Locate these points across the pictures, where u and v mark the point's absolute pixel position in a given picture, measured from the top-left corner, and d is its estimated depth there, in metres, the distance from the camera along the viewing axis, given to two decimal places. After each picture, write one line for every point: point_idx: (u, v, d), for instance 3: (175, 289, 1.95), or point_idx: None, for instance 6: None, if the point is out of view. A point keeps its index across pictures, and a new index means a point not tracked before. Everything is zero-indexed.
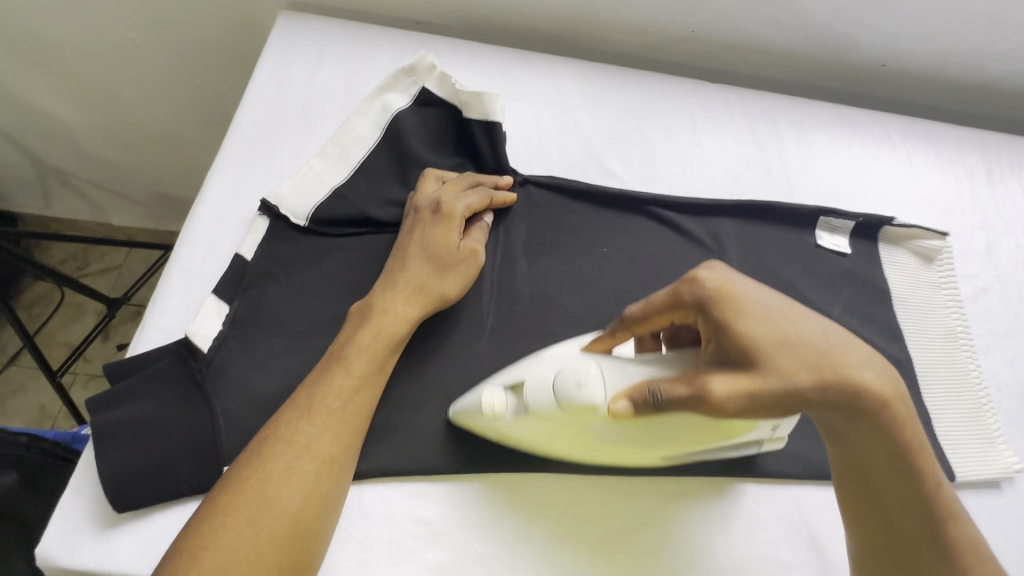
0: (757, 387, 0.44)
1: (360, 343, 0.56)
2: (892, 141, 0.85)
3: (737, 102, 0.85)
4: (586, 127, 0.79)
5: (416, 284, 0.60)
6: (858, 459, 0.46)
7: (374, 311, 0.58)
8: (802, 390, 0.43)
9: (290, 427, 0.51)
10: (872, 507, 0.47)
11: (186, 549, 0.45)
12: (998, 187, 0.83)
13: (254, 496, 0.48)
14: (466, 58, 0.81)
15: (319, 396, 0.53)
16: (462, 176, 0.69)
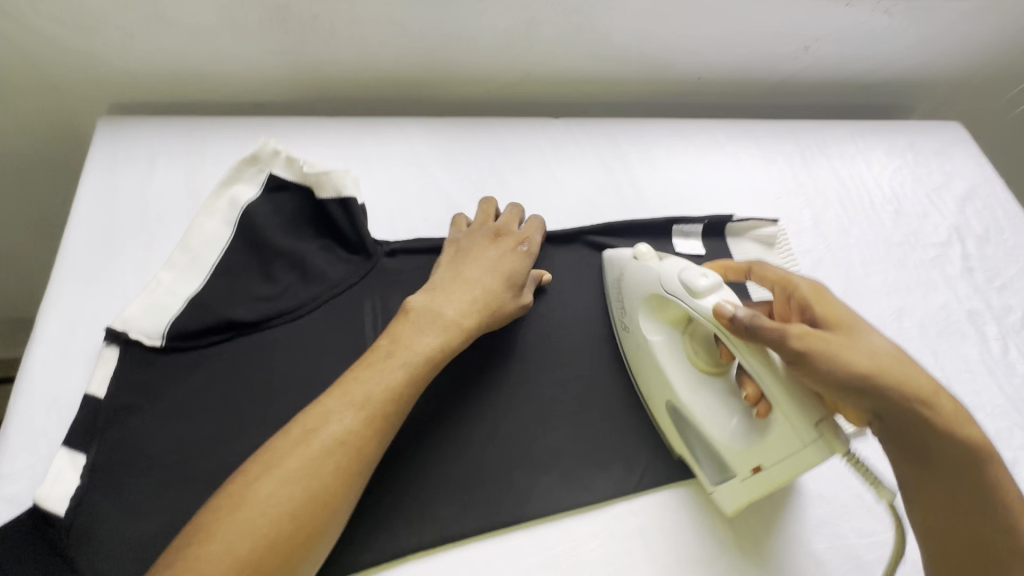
0: (859, 377, 0.50)
1: (426, 345, 0.59)
2: (720, 143, 0.95)
3: (583, 132, 0.91)
4: (446, 183, 0.81)
5: (480, 299, 0.65)
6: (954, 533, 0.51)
7: (442, 315, 0.62)
8: (890, 397, 0.50)
9: (341, 420, 0.52)
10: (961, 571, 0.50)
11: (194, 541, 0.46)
12: (812, 167, 0.96)
13: (275, 497, 0.48)
14: (314, 137, 0.81)
15: (377, 393, 0.55)
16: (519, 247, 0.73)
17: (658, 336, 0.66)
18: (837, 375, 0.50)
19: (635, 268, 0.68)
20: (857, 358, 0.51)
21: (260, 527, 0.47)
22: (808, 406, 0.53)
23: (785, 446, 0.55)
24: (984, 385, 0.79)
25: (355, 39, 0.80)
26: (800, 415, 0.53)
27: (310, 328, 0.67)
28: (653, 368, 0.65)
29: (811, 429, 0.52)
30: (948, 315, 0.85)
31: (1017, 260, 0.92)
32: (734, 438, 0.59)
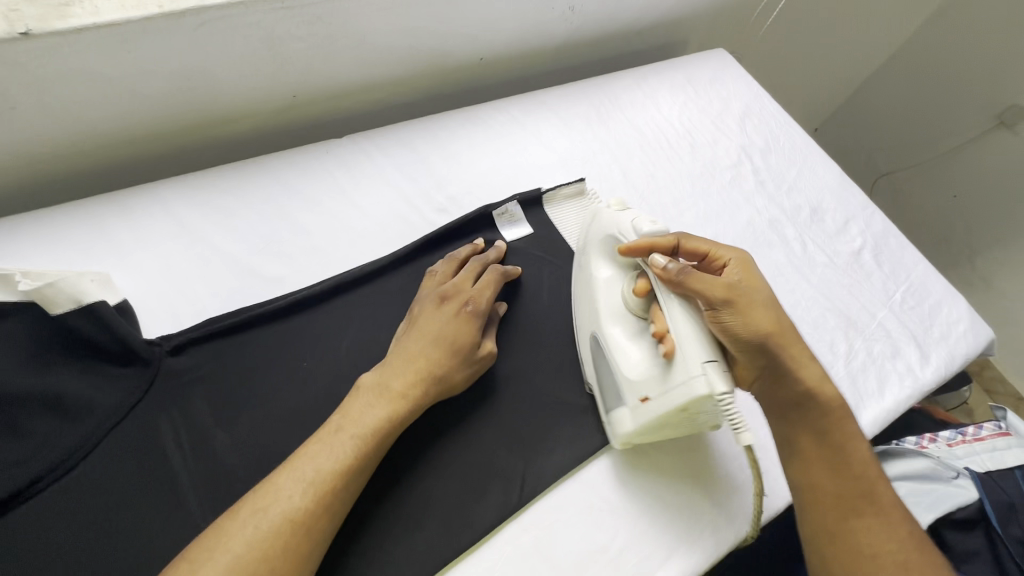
0: (751, 338, 0.56)
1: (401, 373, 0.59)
2: (518, 119, 0.93)
3: (373, 145, 0.84)
4: (227, 244, 0.70)
5: (431, 334, 0.63)
6: (833, 462, 0.57)
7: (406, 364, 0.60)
8: (770, 348, 0.57)
9: (362, 405, 0.57)
10: (845, 481, 0.57)
11: (244, 505, 0.48)
12: (609, 122, 0.98)
13: (305, 467, 0.51)
14: (33, 235, 0.65)
15: (385, 384, 0.59)
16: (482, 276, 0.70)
17: (608, 271, 0.68)
18: (749, 335, 0.56)
19: (602, 216, 0.70)
20: (763, 323, 0.57)
21: (314, 478, 0.51)
22: (705, 345, 0.55)
23: (672, 376, 0.56)
24: (795, 282, 0.88)
25: (48, 105, 0.64)
26: (692, 350, 0.55)
27: (92, 474, 0.54)
28: (590, 296, 0.68)
29: (699, 362, 0.54)
30: (754, 229, 0.93)
31: (795, 161, 1.03)
32: (634, 367, 0.61)
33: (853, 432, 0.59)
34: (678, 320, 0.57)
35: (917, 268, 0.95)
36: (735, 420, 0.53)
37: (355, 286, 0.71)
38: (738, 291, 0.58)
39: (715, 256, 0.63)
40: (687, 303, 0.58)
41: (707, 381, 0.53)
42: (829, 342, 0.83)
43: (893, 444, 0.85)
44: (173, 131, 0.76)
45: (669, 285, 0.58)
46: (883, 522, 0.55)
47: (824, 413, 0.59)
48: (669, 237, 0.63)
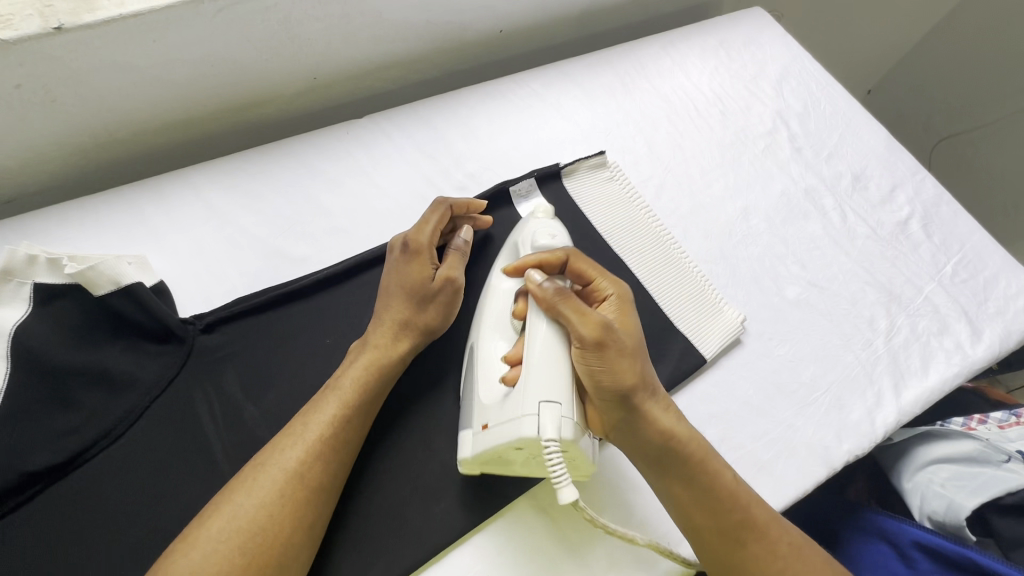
0: (607, 381, 0.53)
1: (370, 329, 0.62)
2: (538, 92, 0.91)
3: (393, 124, 0.84)
4: (254, 226, 0.73)
5: (390, 289, 0.64)
6: (710, 510, 0.53)
7: (376, 319, 0.63)
8: (632, 392, 0.53)
9: (342, 365, 0.60)
10: (717, 531, 0.53)
11: (249, 465, 0.53)
12: (634, 92, 0.94)
13: (296, 426, 0.55)
14: (80, 221, 0.69)
15: (359, 344, 0.62)
16: (426, 213, 0.68)
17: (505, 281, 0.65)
18: (606, 374, 0.53)
19: (524, 223, 0.69)
20: (628, 369, 0.53)
21: (302, 434, 0.54)
22: (549, 382, 0.52)
23: (508, 409, 0.54)
24: (832, 255, 0.84)
25: (84, 96, 0.68)
26: (542, 385, 0.52)
27: (138, 442, 0.59)
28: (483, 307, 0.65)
29: (535, 400, 0.52)
30: (789, 199, 0.88)
31: (837, 126, 0.97)
32: (490, 392, 0.58)
33: (721, 467, 0.55)
34: (542, 352, 0.54)
35: (972, 238, 0.88)
36: (559, 472, 0.49)
37: (375, 265, 0.72)
38: (612, 333, 0.54)
39: (596, 284, 0.60)
40: (557, 330, 0.55)
41: (537, 422, 0.51)
42: (868, 318, 0.79)
43: (938, 424, 0.81)
44: (202, 117, 0.79)
45: (544, 305, 0.56)
46: (765, 549, 0.53)
47: (685, 457, 0.54)
48: (558, 254, 0.61)
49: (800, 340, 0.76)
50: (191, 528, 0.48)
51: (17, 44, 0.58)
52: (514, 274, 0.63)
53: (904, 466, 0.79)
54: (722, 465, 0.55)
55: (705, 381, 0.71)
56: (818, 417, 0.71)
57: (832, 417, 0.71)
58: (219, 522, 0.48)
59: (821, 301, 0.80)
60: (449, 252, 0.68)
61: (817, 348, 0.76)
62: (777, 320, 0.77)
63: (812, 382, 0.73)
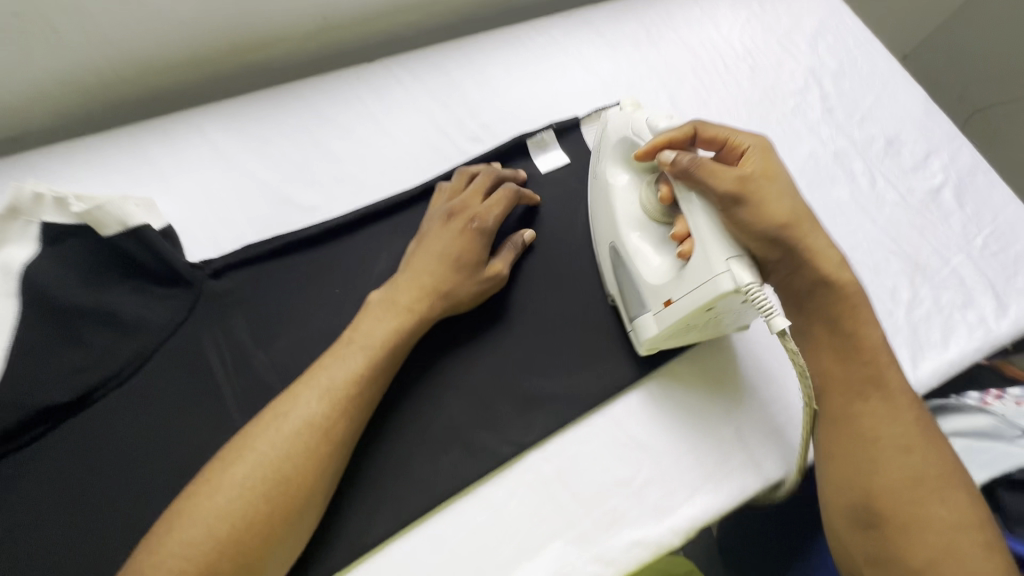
0: (764, 225, 0.56)
1: (405, 286, 0.61)
2: (558, 40, 0.86)
3: (406, 71, 0.80)
4: (262, 172, 0.71)
5: (439, 252, 0.63)
6: (846, 356, 0.58)
7: (412, 277, 0.61)
8: (789, 227, 0.57)
9: (369, 321, 0.59)
10: (858, 379, 0.57)
11: (269, 412, 0.52)
12: (660, 43, 0.89)
13: (318, 380, 0.54)
14: (85, 161, 0.68)
15: (388, 300, 0.60)
16: (495, 192, 0.67)
17: (625, 177, 0.67)
18: (755, 222, 0.56)
19: (616, 117, 0.69)
20: (775, 212, 0.57)
21: (324, 388, 0.53)
22: (721, 244, 0.55)
23: (694, 274, 0.56)
24: (859, 222, 0.81)
25: (86, 30, 0.65)
26: (708, 249, 0.55)
27: (148, 383, 0.59)
28: (606, 205, 0.67)
29: (722, 259, 0.54)
30: (817, 162, 0.84)
31: (872, 86, 0.92)
32: (657, 273, 0.61)
33: (869, 320, 0.59)
34: (697, 219, 0.56)
35: (1005, 210, 0.84)
36: (768, 306, 0.52)
37: (386, 216, 0.71)
38: (749, 186, 0.57)
39: (732, 144, 0.61)
40: (702, 197, 0.57)
41: (732, 276, 0.53)
42: (890, 288, 0.77)
43: (953, 399, 0.79)
44: (209, 57, 0.76)
45: (682, 177, 0.58)
46: (887, 408, 0.56)
47: (840, 297, 0.59)
48: (683, 127, 0.61)
49: None
50: (211, 471, 0.49)
51: None
52: (645, 159, 0.62)
53: None
54: (868, 316, 0.59)
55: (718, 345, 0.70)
56: None
57: None
58: (241, 468, 0.48)
59: None
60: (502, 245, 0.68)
61: None
62: None
63: None
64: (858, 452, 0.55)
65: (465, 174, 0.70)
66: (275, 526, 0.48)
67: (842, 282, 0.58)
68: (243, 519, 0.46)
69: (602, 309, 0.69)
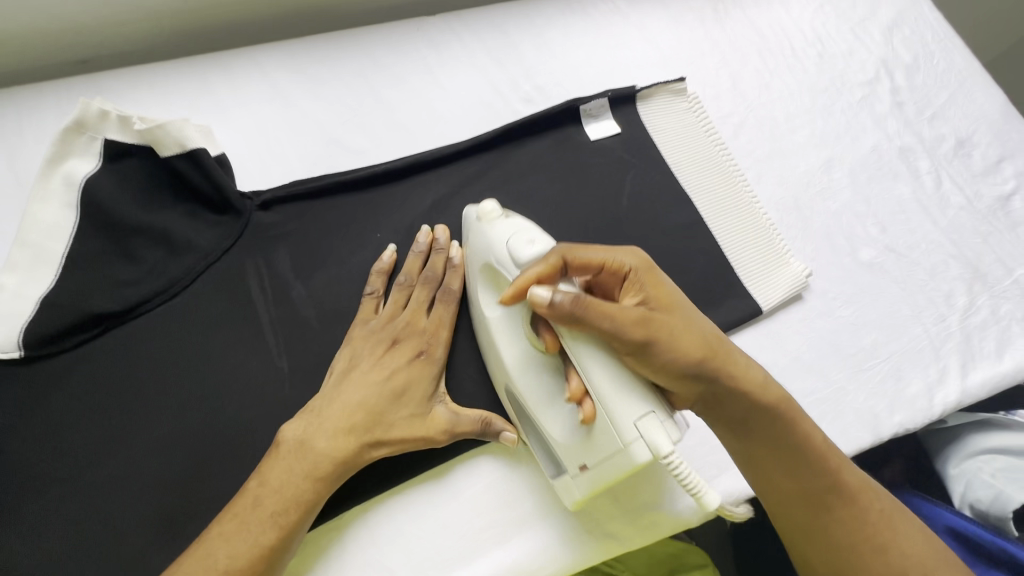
0: (681, 369, 0.47)
1: (339, 409, 0.55)
2: (621, 9, 0.84)
3: (464, 27, 0.79)
4: (316, 113, 0.72)
5: (390, 386, 0.56)
6: (803, 482, 0.50)
7: (312, 420, 0.54)
8: (707, 369, 0.48)
9: (326, 434, 0.53)
10: (812, 499, 0.51)
11: (286, 434, 0.54)
12: (725, 21, 0.86)
13: (341, 401, 0.55)
14: (150, 87, 0.70)
15: (347, 412, 0.55)
16: (437, 312, 0.61)
17: (498, 311, 0.57)
18: (671, 364, 0.47)
19: (474, 234, 0.59)
20: (691, 349, 0.47)
21: (297, 478, 0.51)
22: (623, 407, 0.46)
23: (605, 439, 0.48)
24: (919, 223, 0.77)
25: None
26: (620, 412, 0.46)
27: (192, 304, 0.61)
28: (493, 348, 0.58)
29: (631, 424, 0.46)
30: (880, 157, 0.80)
31: (948, 84, 0.87)
32: (567, 425, 0.52)
33: (812, 431, 0.51)
34: (595, 375, 0.47)
35: None
36: (693, 482, 0.45)
37: (433, 167, 0.71)
38: (653, 325, 0.47)
39: (611, 269, 0.50)
40: (597, 349, 0.47)
41: (647, 442, 0.46)
42: (945, 293, 0.73)
43: (1001, 414, 0.74)
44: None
45: (568, 326, 0.47)
46: (854, 516, 0.50)
47: (777, 419, 0.50)
48: (551, 261, 0.50)
49: (867, 304, 0.71)
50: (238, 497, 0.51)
51: None
52: (514, 302, 0.51)
53: (953, 451, 0.74)
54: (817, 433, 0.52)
55: (757, 330, 0.68)
56: (871, 383, 0.67)
57: (887, 387, 0.67)
58: (271, 489, 0.50)
59: (897, 268, 0.74)
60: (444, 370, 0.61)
61: (883, 315, 0.71)
62: (845, 281, 0.72)
63: (871, 348, 0.69)
64: (840, 562, 0.50)
65: (408, 272, 0.62)
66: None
67: (770, 403, 0.50)
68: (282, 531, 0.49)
69: None
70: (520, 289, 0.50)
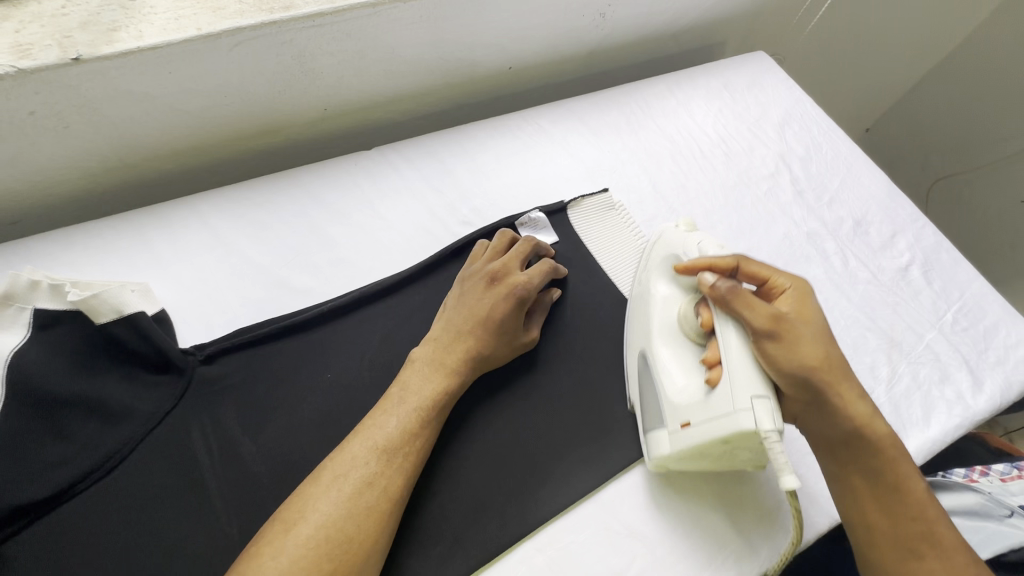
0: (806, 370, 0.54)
1: (379, 424, 0.56)
2: (545, 129, 0.92)
3: (400, 157, 0.84)
4: (258, 256, 0.73)
5: (490, 322, 0.65)
6: (895, 513, 0.54)
7: (362, 433, 0.55)
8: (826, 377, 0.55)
9: (361, 454, 0.53)
10: (910, 543, 0.53)
11: (322, 468, 0.53)
12: (639, 131, 0.95)
13: (372, 432, 0.55)
14: (83, 247, 0.69)
15: (380, 427, 0.55)
16: (540, 266, 0.70)
17: (665, 292, 0.68)
18: (798, 360, 0.54)
19: (671, 234, 0.70)
20: (816, 353, 0.55)
21: (336, 507, 0.49)
22: (750, 376, 0.53)
23: (717, 404, 0.54)
24: (834, 300, 0.84)
25: (97, 124, 0.68)
26: (744, 379, 0.53)
27: (132, 477, 0.57)
28: (645, 317, 0.67)
29: (748, 395, 0.52)
30: (791, 243, 0.89)
31: (838, 170, 0.98)
32: (682, 391, 0.59)
33: (911, 473, 0.56)
34: (730, 348, 0.56)
35: (971, 287, 0.88)
36: (781, 460, 0.50)
37: (378, 299, 0.72)
38: (791, 325, 0.56)
39: (774, 283, 0.61)
40: (735, 326, 0.57)
41: (755, 414, 0.52)
42: (870, 365, 0.79)
43: (939, 476, 0.79)
44: (213, 145, 0.79)
45: (718, 302, 0.58)
46: (944, 567, 0.52)
47: (879, 450, 0.56)
48: (729, 259, 0.62)
49: None
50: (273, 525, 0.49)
51: (33, 74, 0.59)
52: (688, 272, 0.64)
53: None
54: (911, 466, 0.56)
55: None
56: None
57: None
58: (303, 517, 0.49)
59: None
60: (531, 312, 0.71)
61: None
62: None
63: None
64: None
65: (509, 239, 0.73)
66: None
67: (879, 435, 0.56)
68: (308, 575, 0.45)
69: (593, 389, 0.70)
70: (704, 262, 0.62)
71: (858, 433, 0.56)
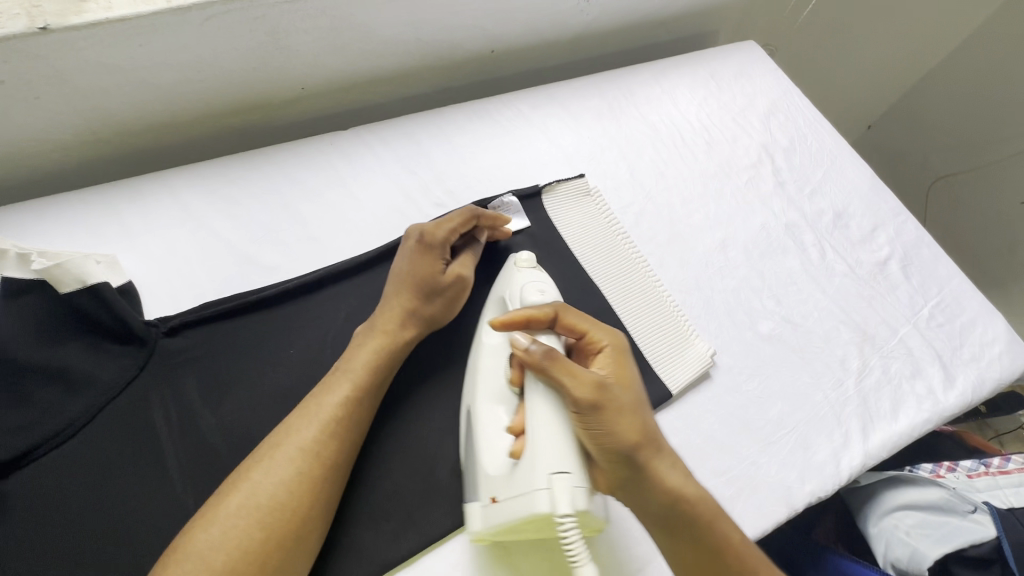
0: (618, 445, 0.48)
1: (324, 397, 0.56)
2: (524, 113, 0.91)
3: (377, 138, 0.84)
4: (229, 232, 0.73)
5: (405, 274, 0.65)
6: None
7: (306, 406, 0.55)
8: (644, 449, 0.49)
9: (302, 429, 0.53)
10: None
11: (269, 441, 0.53)
12: (621, 117, 0.95)
13: (315, 407, 0.55)
14: (54, 218, 0.70)
15: (323, 400, 0.56)
16: (456, 214, 0.70)
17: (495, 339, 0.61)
18: (607, 437, 0.48)
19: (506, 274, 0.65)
20: (629, 427, 0.49)
21: (275, 482, 0.50)
22: (553, 451, 0.48)
23: (519, 483, 0.50)
24: (809, 292, 0.84)
25: (70, 97, 0.68)
26: (552, 456, 0.48)
27: (89, 445, 0.58)
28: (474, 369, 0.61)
29: (545, 474, 0.48)
30: (769, 234, 0.88)
31: (822, 163, 0.97)
32: (495, 461, 0.53)
33: (743, 542, 0.51)
34: (539, 416, 0.50)
35: (950, 282, 0.87)
36: (577, 551, 0.47)
37: (345, 277, 0.72)
38: (609, 396, 0.50)
39: (591, 339, 0.55)
40: (552, 394, 0.51)
41: (551, 496, 0.47)
42: (840, 358, 0.78)
43: (906, 470, 0.78)
44: (187, 121, 0.80)
45: (534, 368, 0.52)
46: None
47: (695, 522, 0.50)
48: (546, 310, 0.56)
49: (770, 377, 0.75)
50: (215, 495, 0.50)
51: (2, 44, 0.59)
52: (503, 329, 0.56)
53: (871, 510, 0.77)
54: (741, 535, 0.52)
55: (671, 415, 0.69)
56: (782, 455, 0.69)
57: (796, 457, 0.69)
58: (243, 490, 0.49)
59: (795, 337, 0.79)
60: (462, 255, 0.70)
61: (785, 386, 0.74)
62: (747, 354, 0.76)
63: (778, 420, 0.71)
64: None
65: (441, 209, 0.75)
66: (287, 545, 0.48)
67: (693, 507, 0.50)
68: (241, 544, 0.46)
69: None
70: (511, 322, 0.55)
71: (664, 514, 0.50)
